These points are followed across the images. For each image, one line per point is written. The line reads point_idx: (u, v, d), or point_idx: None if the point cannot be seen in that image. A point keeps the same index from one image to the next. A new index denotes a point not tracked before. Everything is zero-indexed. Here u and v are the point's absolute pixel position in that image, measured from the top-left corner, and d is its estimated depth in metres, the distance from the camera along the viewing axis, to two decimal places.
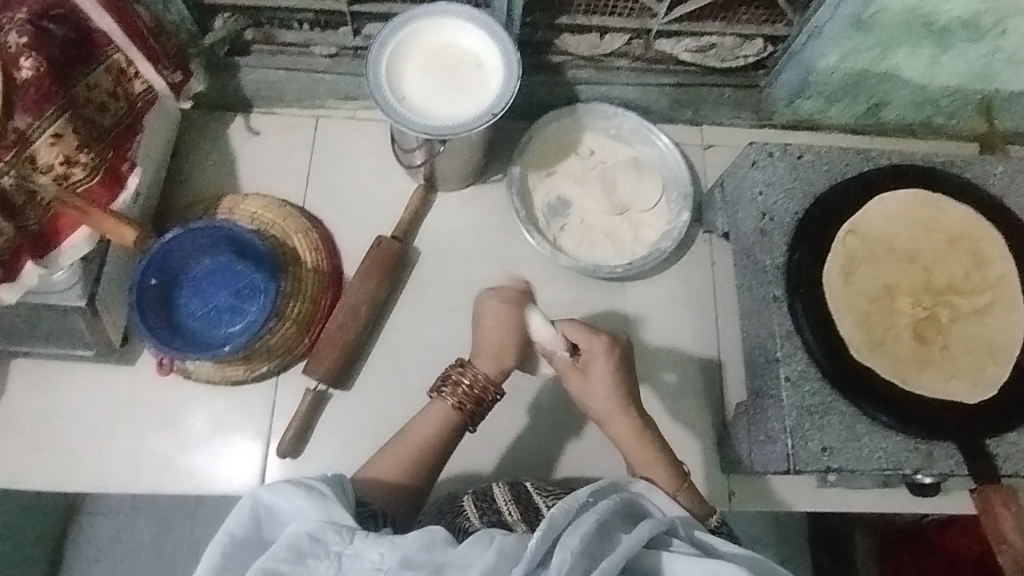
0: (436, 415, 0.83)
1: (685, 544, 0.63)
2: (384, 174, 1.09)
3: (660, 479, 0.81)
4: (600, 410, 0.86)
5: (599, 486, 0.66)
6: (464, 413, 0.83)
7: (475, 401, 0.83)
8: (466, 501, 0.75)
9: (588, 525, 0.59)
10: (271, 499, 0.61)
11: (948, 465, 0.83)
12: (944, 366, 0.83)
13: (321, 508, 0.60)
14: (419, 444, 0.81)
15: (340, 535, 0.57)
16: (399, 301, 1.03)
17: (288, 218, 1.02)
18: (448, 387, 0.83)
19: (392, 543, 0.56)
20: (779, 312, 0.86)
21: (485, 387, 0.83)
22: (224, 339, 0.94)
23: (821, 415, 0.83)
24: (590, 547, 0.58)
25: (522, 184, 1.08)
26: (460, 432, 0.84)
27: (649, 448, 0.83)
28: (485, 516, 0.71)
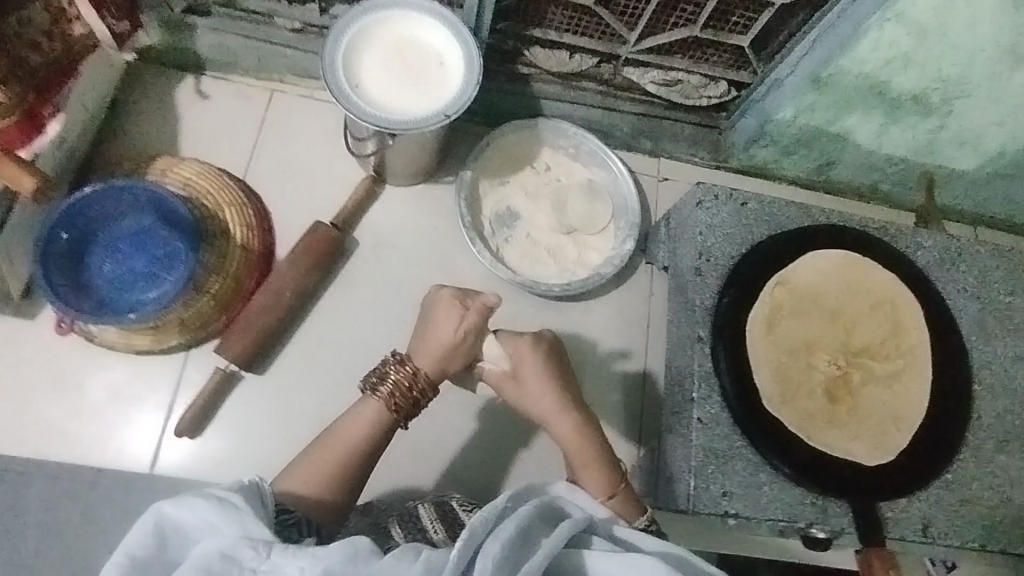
0: (367, 414, 0.75)
1: (607, 543, 0.60)
2: (333, 159, 1.06)
3: (593, 487, 0.77)
4: (537, 418, 0.81)
5: (516, 491, 0.62)
6: (397, 413, 0.76)
7: (410, 401, 0.77)
8: (390, 524, 0.70)
9: (509, 530, 0.55)
10: (179, 513, 0.53)
11: (840, 523, 0.84)
12: (848, 425, 0.85)
13: (235, 521, 0.53)
14: (348, 447, 0.73)
15: (255, 550, 0.50)
16: (329, 289, 1.01)
17: (224, 189, 0.98)
18: (382, 385, 0.76)
19: (313, 555, 0.50)
20: (701, 353, 0.87)
21: (425, 386, 0.77)
22: (133, 305, 0.90)
23: (727, 460, 0.84)
24: (511, 549, 0.54)
25: (473, 189, 1.07)
26: (391, 432, 0.76)
27: (590, 454, 0.79)
28: (409, 536, 0.66)
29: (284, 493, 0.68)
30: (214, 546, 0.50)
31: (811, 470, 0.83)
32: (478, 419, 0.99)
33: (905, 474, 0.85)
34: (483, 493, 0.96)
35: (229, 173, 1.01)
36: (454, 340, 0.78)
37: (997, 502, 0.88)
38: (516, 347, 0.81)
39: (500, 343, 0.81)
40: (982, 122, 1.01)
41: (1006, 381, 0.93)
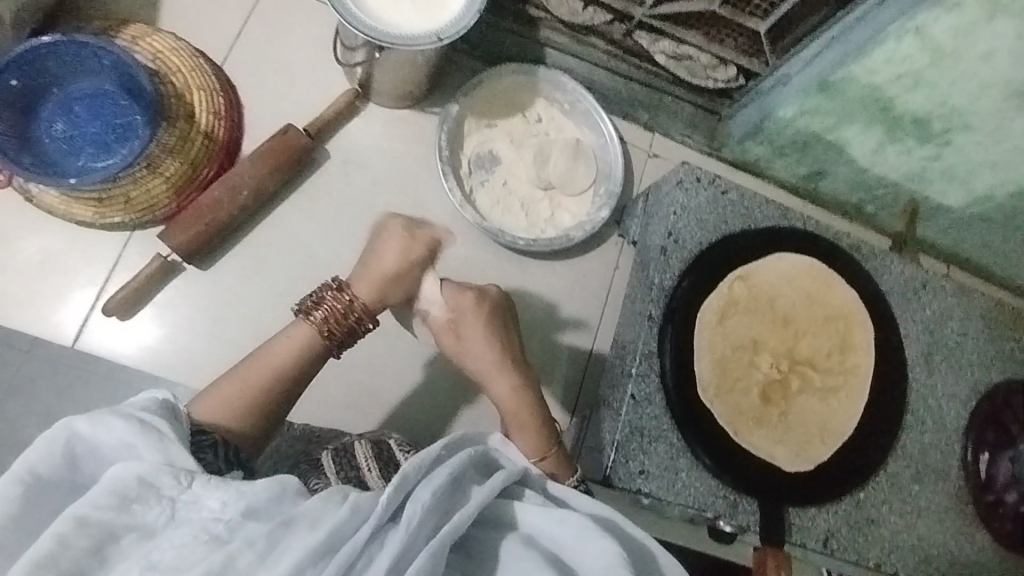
0: (298, 339, 0.73)
1: (538, 497, 0.59)
2: (318, 64, 1.00)
3: (526, 445, 0.76)
4: (480, 368, 0.80)
5: (451, 440, 0.60)
6: (329, 342, 0.74)
7: (344, 330, 0.75)
8: (323, 454, 0.68)
9: (440, 476, 0.54)
10: (94, 431, 0.50)
11: (747, 520, 0.85)
12: (775, 429, 0.85)
13: (151, 438, 0.51)
14: (274, 371, 0.70)
15: (176, 478, 0.47)
16: (290, 198, 0.97)
17: (196, 71, 0.93)
18: (318, 310, 0.74)
19: (235, 491, 0.47)
20: (648, 332, 0.86)
21: (361, 316, 0.75)
22: (77, 171, 0.86)
23: (651, 440, 0.84)
24: (442, 494, 0.53)
25: (458, 125, 1.03)
26: (322, 361, 0.74)
27: (525, 413, 0.78)
28: (341, 473, 0.65)
29: (205, 421, 0.64)
30: (129, 469, 0.47)
31: (730, 464, 0.84)
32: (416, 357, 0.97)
33: (819, 484, 0.86)
34: (406, 430, 0.95)
35: (205, 55, 0.96)
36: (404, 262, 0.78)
37: (900, 527, 0.90)
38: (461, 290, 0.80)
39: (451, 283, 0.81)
40: (978, 160, 1.00)
41: (937, 417, 0.94)
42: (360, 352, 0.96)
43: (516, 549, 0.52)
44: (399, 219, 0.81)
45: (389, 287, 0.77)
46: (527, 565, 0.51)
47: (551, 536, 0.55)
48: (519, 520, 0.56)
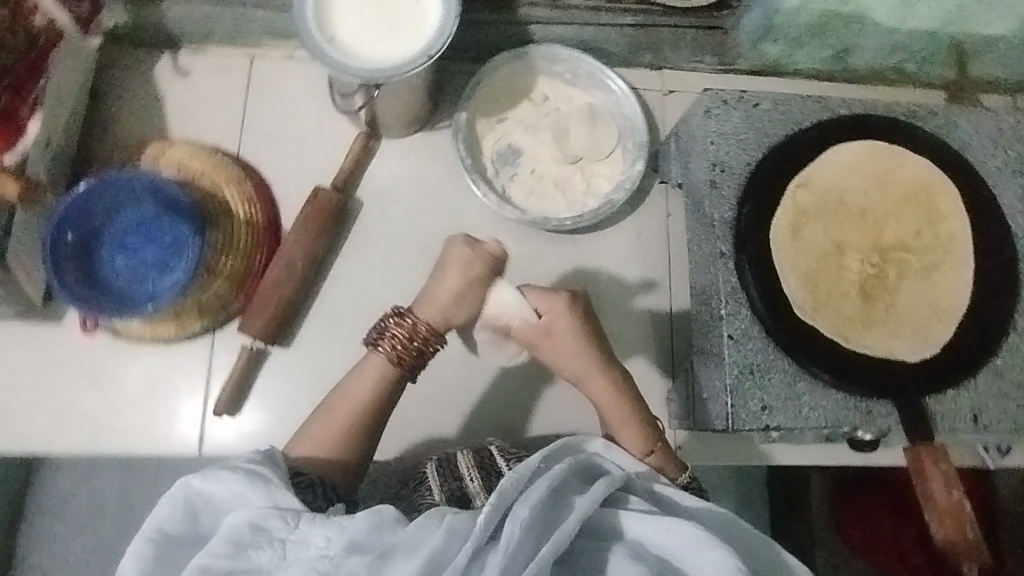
0: (371, 371, 0.77)
1: (645, 503, 0.60)
2: (323, 120, 1.02)
3: (628, 440, 0.79)
4: (574, 372, 0.82)
5: (549, 451, 0.63)
6: (402, 368, 0.78)
7: (414, 354, 0.78)
8: (429, 468, 0.74)
9: (540, 488, 0.56)
10: (207, 486, 0.58)
11: (887, 423, 0.82)
12: (888, 324, 0.82)
13: (258, 485, 0.58)
14: (355, 408, 0.76)
15: (284, 521, 0.54)
16: (340, 254, 0.99)
17: (219, 168, 0.96)
18: (384, 341, 0.78)
19: (340, 527, 0.53)
20: (725, 269, 0.84)
21: (427, 337, 0.77)
22: (150, 296, 0.91)
23: (762, 373, 0.82)
24: (541, 509, 0.55)
25: (471, 131, 1.03)
26: (399, 390, 0.78)
27: (625, 410, 0.80)
28: (445, 486, 0.70)
29: (301, 461, 0.72)
30: (242, 517, 0.54)
31: (851, 373, 0.80)
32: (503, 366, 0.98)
33: (950, 365, 0.82)
34: (518, 437, 0.96)
35: (221, 150, 0.99)
36: (466, 287, 0.78)
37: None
38: (540, 295, 0.81)
39: (528, 295, 0.81)
40: None
41: None
42: (449, 377, 0.97)
43: (624, 559, 0.53)
44: (459, 237, 0.80)
45: (451, 307, 0.78)
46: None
47: (662, 544, 0.56)
48: (627, 526, 0.57)
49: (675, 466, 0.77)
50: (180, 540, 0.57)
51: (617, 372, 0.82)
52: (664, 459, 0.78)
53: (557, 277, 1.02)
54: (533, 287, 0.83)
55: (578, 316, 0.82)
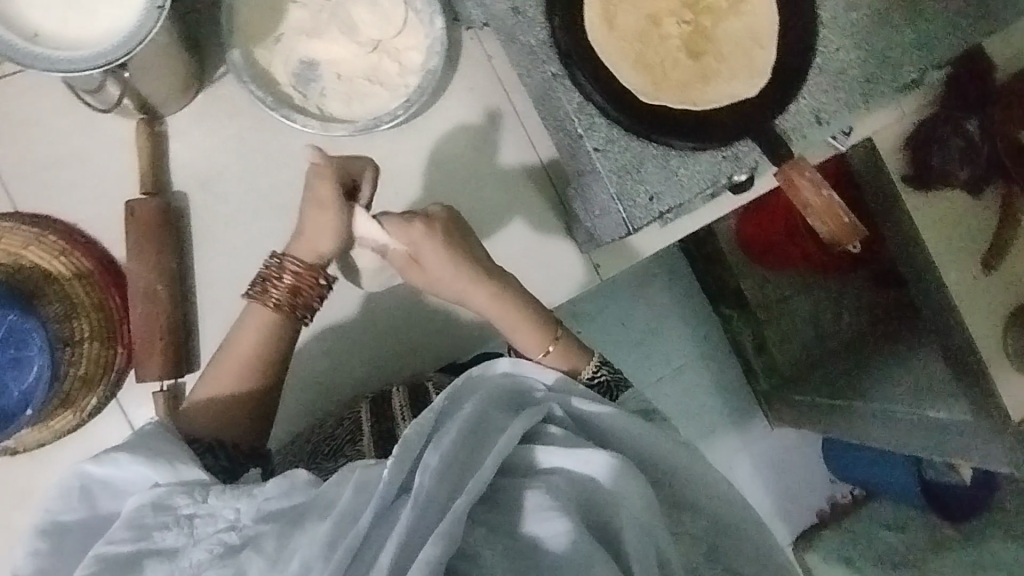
0: (252, 324, 0.83)
1: (557, 432, 0.75)
2: (87, 126, 0.88)
3: (530, 336, 0.88)
4: (478, 302, 0.87)
5: (456, 390, 0.75)
6: (282, 313, 0.83)
7: (292, 295, 0.83)
8: (364, 408, 0.91)
9: (454, 433, 0.69)
10: (107, 472, 0.72)
11: (753, 159, 0.87)
12: (721, 71, 0.85)
13: (161, 466, 0.73)
14: (241, 361, 0.83)
15: (191, 497, 0.69)
16: (194, 255, 0.91)
17: (6, 234, 0.83)
18: (258, 290, 0.83)
19: (250, 496, 0.67)
20: (564, 89, 0.83)
21: (301, 277, 0.82)
22: (21, 400, 0.82)
23: (637, 168, 0.85)
24: (456, 454, 0.68)
25: (252, 65, 0.92)
26: (287, 337, 0.84)
27: (517, 312, 0.88)
28: (377, 424, 0.88)
29: (194, 408, 0.83)
30: (147, 499, 0.69)
31: (708, 131, 0.85)
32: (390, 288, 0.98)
33: (787, 81, 0.87)
34: (457, 327, 1.00)
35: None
36: (326, 218, 0.79)
37: (883, 53, 0.88)
38: (409, 233, 0.81)
39: (384, 228, 0.81)
40: None
41: None
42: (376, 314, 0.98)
43: (540, 490, 0.68)
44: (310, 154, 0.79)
45: (318, 239, 0.81)
46: (543, 499, 0.67)
47: (569, 465, 0.71)
48: (538, 455, 0.72)
49: (584, 357, 0.90)
50: (77, 527, 0.71)
51: (499, 282, 0.87)
52: (570, 355, 0.90)
53: (419, 169, 0.98)
54: (389, 215, 0.81)
55: (446, 244, 0.82)
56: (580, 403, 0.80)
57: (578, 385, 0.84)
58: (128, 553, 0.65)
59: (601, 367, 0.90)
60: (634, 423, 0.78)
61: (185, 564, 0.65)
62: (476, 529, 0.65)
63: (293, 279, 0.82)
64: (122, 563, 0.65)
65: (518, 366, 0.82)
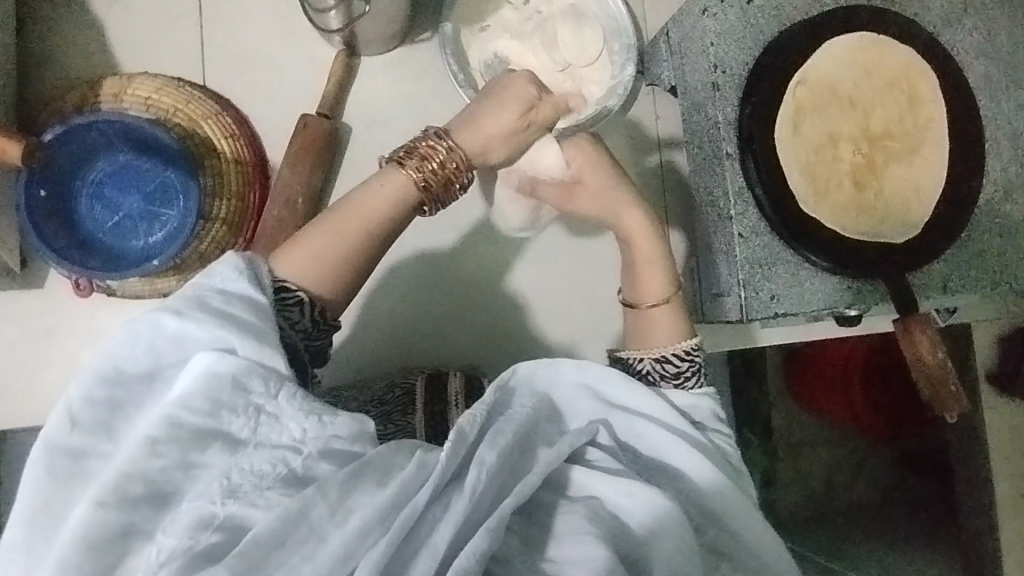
0: (391, 188, 0.70)
1: (602, 458, 0.64)
2: (292, 42, 0.94)
3: (654, 283, 0.80)
4: (627, 226, 0.81)
5: (499, 385, 0.64)
6: (425, 196, 0.71)
7: (441, 184, 0.70)
8: (419, 384, 0.82)
9: (506, 434, 0.58)
10: (182, 327, 0.57)
11: (875, 300, 0.91)
12: (878, 210, 0.88)
13: (245, 336, 0.57)
14: (361, 217, 0.68)
15: (265, 386, 0.55)
16: (335, 184, 0.95)
17: (193, 101, 0.87)
18: (413, 160, 0.70)
19: (318, 421, 0.55)
20: (732, 169, 0.87)
21: (458, 169, 0.70)
22: (145, 250, 0.84)
23: (770, 266, 0.88)
24: (509, 456, 0.58)
25: (456, 41, 0.97)
26: (412, 218, 0.72)
27: (649, 252, 0.81)
28: (430, 405, 0.78)
29: (285, 271, 0.67)
30: (226, 368, 0.54)
31: (847, 259, 0.87)
32: (475, 273, 0.99)
33: (933, 243, 0.89)
34: (536, 344, 1.01)
35: (187, 80, 0.90)
36: (513, 129, 0.72)
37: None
38: (580, 160, 0.80)
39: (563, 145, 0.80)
40: None
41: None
42: (457, 292, 0.99)
43: (578, 515, 0.58)
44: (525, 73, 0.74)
45: (494, 136, 0.71)
46: (580, 525, 0.57)
47: (609, 497, 0.61)
48: (577, 479, 0.61)
49: (689, 332, 0.79)
50: (135, 380, 0.56)
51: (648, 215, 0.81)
52: (676, 322, 0.79)
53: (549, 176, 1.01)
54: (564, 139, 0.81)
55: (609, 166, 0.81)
56: (635, 424, 0.69)
57: (643, 401, 0.70)
58: (193, 430, 0.53)
59: (696, 351, 0.77)
60: (686, 454, 0.68)
61: (245, 467, 0.52)
62: (510, 541, 0.56)
63: (445, 164, 0.69)
64: (187, 439, 0.52)
65: (583, 368, 0.69)
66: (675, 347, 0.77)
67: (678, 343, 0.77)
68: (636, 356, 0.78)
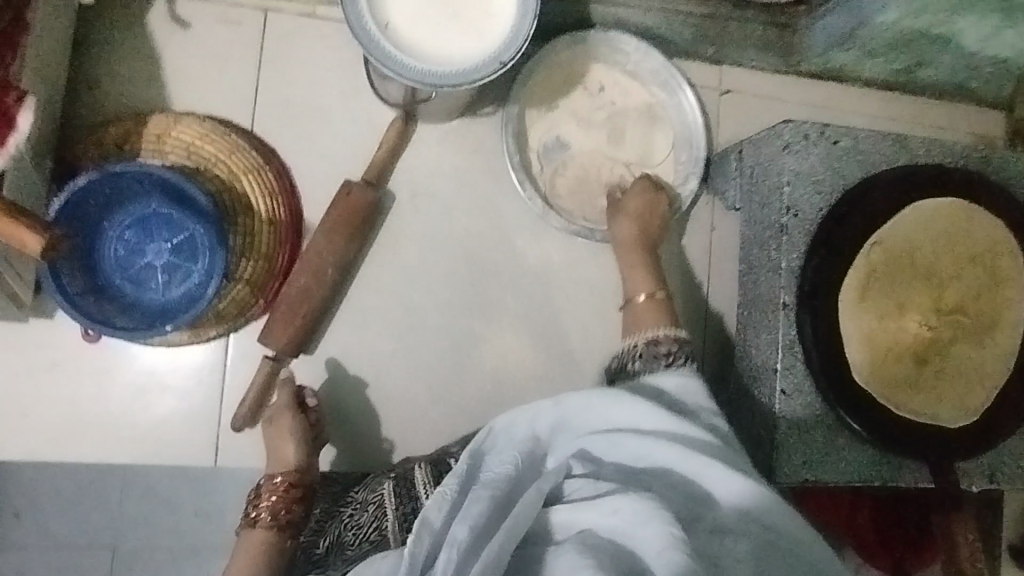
0: (250, 541, 0.77)
1: (583, 486, 0.62)
2: (349, 99, 0.89)
3: (638, 283, 0.86)
4: (622, 238, 0.88)
5: (468, 454, 0.65)
6: (281, 525, 0.78)
7: (286, 505, 0.78)
8: (386, 489, 0.75)
9: (483, 501, 0.58)
10: None
11: (914, 478, 0.85)
12: (935, 389, 0.82)
13: None
14: None
15: None
16: (367, 255, 0.91)
17: (236, 153, 0.84)
18: (252, 510, 0.79)
19: None
20: (786, 321, 0.83)
21: (289, 487, 0.79)
22: (161, 305, 0.80)
23: (808, 429, 0.83)
24: (484, 528, 0.57)
25: (518, 123, 0.93)
26: (284, 550, 0.78)
27: (635, 259, 0.87)
28: (400, 510, 0.74)
29: None
30: None
31: (895, 438, 0.81)
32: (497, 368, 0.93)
33: (988, 430, 0.83)
34: None
35: (233, 125, 0.86)
36: (277, 450, 0.81)
37: None
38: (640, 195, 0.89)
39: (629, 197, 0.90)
40: None
41: None
42: (475, 382, 0.92)
43: (570, 550, 0.54)
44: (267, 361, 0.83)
45: (289, 458, 0.80)
46: (576, 561, 0.52)
47: (600, 526, 0.57)
48: (562, 522, 0.59)
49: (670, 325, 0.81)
50: None
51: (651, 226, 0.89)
52: (660, 313, 0.83)
53: (589, 276, 0.96)
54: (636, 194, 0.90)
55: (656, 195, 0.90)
56: (635, 444, 0.64)
57: (643, 417, 0.66)
58: None
59: (677, 343, 0.78)
60: (700, 465, 0.61)
61: None
62: None
63: (275, 495, 0.78)
64: None
65: (559, 405, 0.68)
66: (655, 333, 0.79)
67: (656, 334, 0.79)
68: (629, 344, 0.80)
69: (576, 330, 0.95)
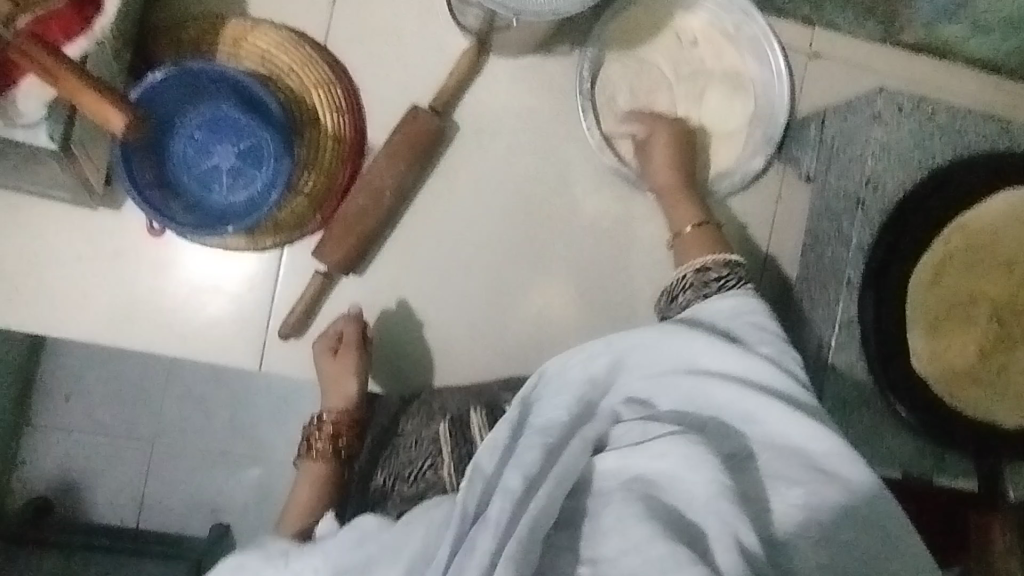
0: (309, 473, 0.82)
1: (631, 432, 0.61)
2: (425, 23, 0.88)
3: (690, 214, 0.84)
4: (675, 164, 0.87)
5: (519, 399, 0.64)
6: (340, 456, 0.83)
7: (342, 437, 0.84)
8: (440, 429, 0.79)
9: (534, 449, 0.58)
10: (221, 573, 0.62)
11: (956, 472, 0.83)
12: (996, 387, 0.78)
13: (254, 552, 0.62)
14: (305, 513, 0.79)
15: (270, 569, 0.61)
16: (427, 183, 0.90)
17: (309, 65, 0.84)
18: (307, 445, 0.83)
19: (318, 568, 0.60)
20: (848, 297, 0.80)
21: (344, 418, 0.84)
22: (224, 208, 0.82)
23: (853, 409, 0.80)
24: (537, 475, 0.57)
25: (594, 66, 0.90)
26: (342, 480, 0.83)
27: (688, 185, 0.86)
28: (455, 451, 0.77)
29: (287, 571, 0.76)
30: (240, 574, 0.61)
31: (947, 432, 0.78)
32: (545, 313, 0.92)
33: None
34: None
35: (308, 37, 0.85)
36: (335, 382, 0.84)
37: None
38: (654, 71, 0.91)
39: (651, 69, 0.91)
40: None
41: None
42: (520, 324, 0.92)
43: (619, 499, 0.53)
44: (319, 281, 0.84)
45: (347, 392, 0.84)
46: (631, 514, 0.51)
47: (649, 470, 0.56)
48: (607, 466, 0.57)
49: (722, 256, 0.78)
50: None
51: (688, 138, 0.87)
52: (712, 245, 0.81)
53: (647, 232, 0.94)
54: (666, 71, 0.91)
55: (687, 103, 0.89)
56: (687, 383, 0.63)
57: (700, 353, 0.65)
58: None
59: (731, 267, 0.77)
60: (763, 405, 0.60)
61: None
62: None
63: (334, 426, 0.83)
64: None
65: (610, 344, 0.67)
66: (707, 263, 0.77)
67: (706, 261, 0.78)
68: (679, 274, 0.79)
69: (624, 286, 0.94)
